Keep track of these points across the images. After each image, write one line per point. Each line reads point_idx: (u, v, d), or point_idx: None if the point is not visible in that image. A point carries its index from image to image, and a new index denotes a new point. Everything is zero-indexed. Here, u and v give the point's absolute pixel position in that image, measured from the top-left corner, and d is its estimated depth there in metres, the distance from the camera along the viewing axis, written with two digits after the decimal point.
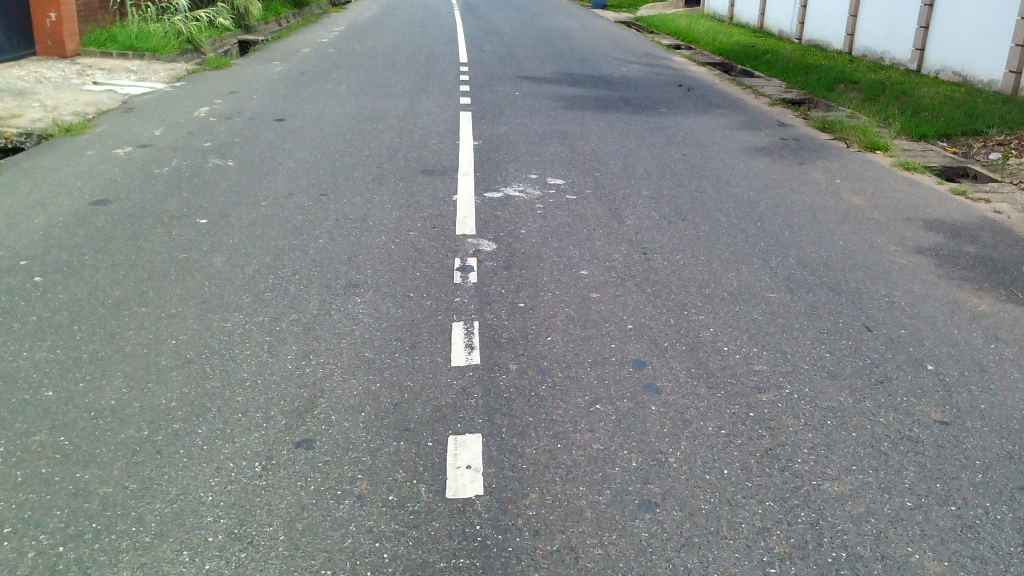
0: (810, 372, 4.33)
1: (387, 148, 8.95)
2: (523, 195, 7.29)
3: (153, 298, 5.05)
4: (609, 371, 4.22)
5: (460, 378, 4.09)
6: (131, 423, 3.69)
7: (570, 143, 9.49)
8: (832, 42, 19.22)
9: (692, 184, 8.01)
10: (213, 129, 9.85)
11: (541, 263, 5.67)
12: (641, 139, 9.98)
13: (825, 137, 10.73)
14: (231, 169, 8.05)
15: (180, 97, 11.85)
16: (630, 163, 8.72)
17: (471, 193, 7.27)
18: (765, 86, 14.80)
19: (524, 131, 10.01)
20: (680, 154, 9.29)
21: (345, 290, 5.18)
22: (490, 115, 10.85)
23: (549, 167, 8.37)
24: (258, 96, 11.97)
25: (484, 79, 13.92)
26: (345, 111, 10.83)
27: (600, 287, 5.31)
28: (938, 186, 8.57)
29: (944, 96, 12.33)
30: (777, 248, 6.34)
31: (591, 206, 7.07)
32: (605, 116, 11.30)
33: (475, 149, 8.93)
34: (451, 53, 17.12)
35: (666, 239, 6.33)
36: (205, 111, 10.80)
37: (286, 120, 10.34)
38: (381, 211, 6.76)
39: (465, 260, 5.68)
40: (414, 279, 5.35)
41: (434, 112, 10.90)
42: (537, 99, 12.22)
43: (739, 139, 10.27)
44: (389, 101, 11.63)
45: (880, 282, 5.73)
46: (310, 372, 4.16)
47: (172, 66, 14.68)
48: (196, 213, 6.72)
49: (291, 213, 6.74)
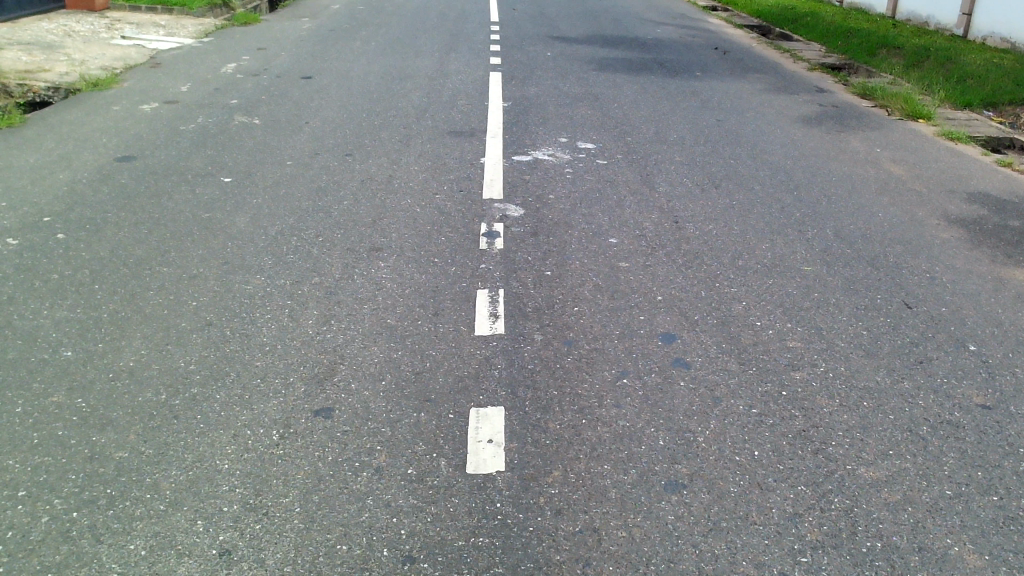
0: (846, 351, 4.17)
1: (415, 108, 8.79)
2: (553, 159, 7.13)
3: (175, 258, 4.98)
4: (637, 344, 4.09)
5: (483, 348, 3.99)
6: (149, 387, 3.63)
7: (601, 106, 9.27)
8: (875, 5, 18.63)
9: (727, 151, 7.79)
10: (241, 85, 9.75)
11: (569, 230, 5.52)
12: (674, 103, 9.73)
13: (866, 104, 10.41)
14: (257, 128, 7.95)
15: (208, 53, 11.74)
16: (663, 128, 8.50)
17: (498, 156, 7.12)
18: (804, 50, 14.39)
19: (555, 92, 9.80)
20: (715, 119, 9.04)
21: (368, 254, 5.07)
22: (521, 76, 10.62)
23: (579, 130, 8.17)
24: (286, 53, 11.83)
25: (515, 38, 13.65)
26: (373, 70, 10.67)
27: (629, 256, 5.16)
28: (982, 158, 8.28)
29: (991, 63, 11.90)
30: (813, 219, 6.13)
31: (621, 172, 6.89)
32: (638, 79, 11.03)
33: (504, 110, 8.74)
34: (482, 11, 16.84)
35: (698, 208, 6.15)
36: (232, 67, 10.70)
37: (313, 78, 10.21)
38: (407, 174, 6.63)
39: (492, 225, 5.55)
40: (438, 244, 5.24)
41: (463, 72, 10.69)
42: (569, 60, 11.96)
43: (776, 104, 9.97)
44: (418, 59, 11.45)
45: (921, 257, 5.52)
46: (331, 338, 4.07)
47: (200, 21, 14.57)
48: (221, 171, 6.64)
49: (316, 173, 6.64)
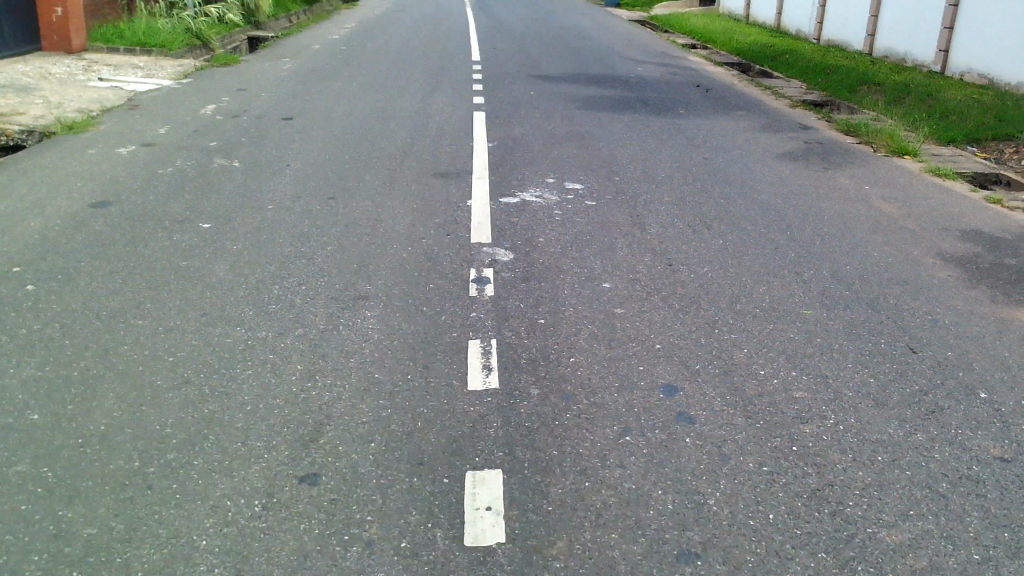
0: (855, 401, 4.00)
1: (398, 148, 8.65)
2: (540, 200, 6.99)
3: (151, 310, 4.76)
4: (638, 397, 3.91)
5: (477, 404, 3.79)
6: (121, 453, 3.39)
7: (587, 145, 9.18)
8: (852, 42, 18.84)
9: (716, 190, 7.69)
10: (220, 127, 9.59)
11: (561, 275, 5.35)
12: (660, 141, 9.66)
13: (850, 140, 10.39)
14: (237, 171, 7.76)
15: (187, 94, 11.59)
16: (650, 167, 8.40)
17: (485, 198, 6.97)
18: (785, 87, 14.45)
19: (540, 132, 9.70)
20: (702, 158, 8.96)
21: (354, 303, 4.87)
22: (504, 115, 10.53)
23: (567, 171, 8.06)
24: (267, 94, 11.71)
25: (497, 77, 13.62)
26: (355, 110, 10.55)
27: (624, 302, 5.00)
28: (971, 194, 8.23)
29: (972, 99, 11.97)
30: (809, 260, 6.01)
31: (611, 213, 6.76)
32: (622, 117, 10.98)
33: (490, 151, 8.62)
34: (463, 50, 16.84)
35: (691, 250, 6.01)
36: (212, 108, 10.54)
37: (294, 119, 10.07)
38: (393, 217, 6.46)
39: (481, 271, 5.37)
40: (427, 291, 5.05)
41: (446, 112, 10.59)
42: (552, 99, 11.90)
43: (761, 142, 9.93)
44: (400, 99, 11.35)
45: (921, 299, 5.40)
46: (316, 396, 3.86)
47: (179, 62, 14.46)
48: (200, 216, 6.44)
49: (298, 217, 6.45)
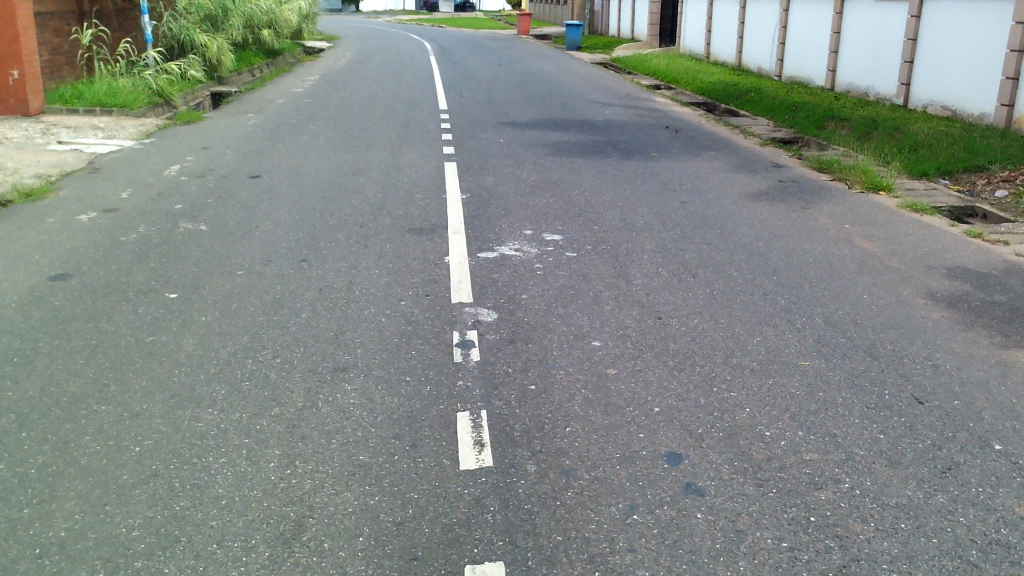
0: (867, 461, 3.81)
1: (370, 204, 8.44)
2: (520, 254, 6.80)
3: (114, 393, 4.45)
4: (642, 468, 3.68)
5: (472, 485, 3.54)
6: (83, 564, 3.09)
7: (562, 193, 9.04)
8: (814, 78, 19.08)
9: (697, 235, 7.56)
10: (185, 188, 9.33)
11: (548, 335, 5.14)
12: (635, 186, 9.56)
13: (824, 178, 10.37)
14: (204, 234, 7.50)
15: (150, 155, 11.32)
16: (627, 213, 8.27)
17: (463, 254, 6.77)
18: (753, 125, 14.51)
19: (513, 181, 9.56)
20: (679, 201, 8.86)
21: (333, 375, 4.61)
22: (476, 165, 10.39)
23: (544, 221, 7.90)
24: (232, 151, 11.48)
25: (466, 126, 13.52)
26: (323, 166, 10.35)
27: (616, 361, 4.79)
28: (950, 228, 8.19)
29: (939, 131, 12.06)
30: (799, 306, 5.86)
31: (593, 264, 6.59)
32: (594, 162, 10.89)
33: (464, 203, 8.45)
34: (430, 99, 16.77)
35: (679, 301, 5.84)
36: (175, 169, 10.28)
37: (261, 177, 9.83)
38: (368, 278, 6.22)
39: (464, 333, 5.14)
40: (409, 359, 4.80)
41: (417, 164, 10.43)
42: (523, 147, 11.81)
43: (736, 182, 9.87)
44: (369, 153, 11.18)
45: (917, 342, 5.26)
46: (297, 484, 3.58)
47: (141, 122, 14.20)
48: (165, 285, 6.15)
49: (269, 282, 6.19)
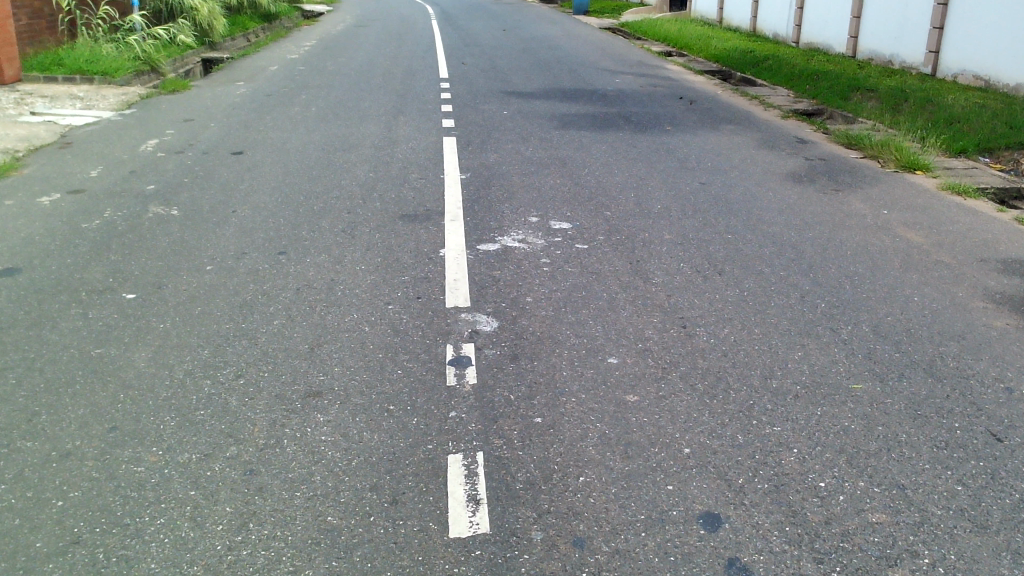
0: (949, 524, 3.12)
1: (360, 186, 7.70)
2: (524, 247, 6.07)
3: (44, 426, 3.76)
4: (673, 537, 3.00)
5: (465, 563, 2.86)
6: None
7: (570, 173, 8.28)
8: (834, 45, 18.13)
9: (721, 224, 6.82)
10: (160, 166, 8.58)
11: (556, 349, 4.43)
12: (649, 164, 8.79)
13: (854, 155, 9.58)
14: (174, 221, 6.77)
15: (128, 128, 10.56)
16: (643, 198, 7.52)
17: (460, 246, 6.05)
18: (772, 96, 13.66)
19: (517, 159, 8.80)
20: (698, 183, 8.10)
21: (303, 402, 3.92)
22: (477, 141, 9.61)
23: (551, 206, 7.16)
24: (216, 124, 10.71)
25: (467, 97, 12.70)
26: (313, 141, 9.58)
27: (636, 385, 4.09)
28: (999, 214, 7.42)
29: (975, 104, 11.23)
30: (842, 311, 5.14)
31: (606, 260, 5.86)
32: (605, 137, 10.10)
33: (463, 185, 7.71)
34: (430, 67, 15.91)
35: (706, 305, 5.12)
36: (153, 144, 9.52)
37: (244, 153, 9.08)
38: (353, 275, 5.51)
39: (459, 347, 4.44)
40: (394, 381, 4.11)
41: (414, 139, 9.66)
42: (528, 119, 11.02)
43: (759, 161, 9.10)
44: (362, 126, 10.41)
45: (984, 359, 4.55)
46: (250, 557, 2.91)
47: (123, 91, 13.40)
48: (123, 283, 5.45)
49: (241, 280, 5.48)
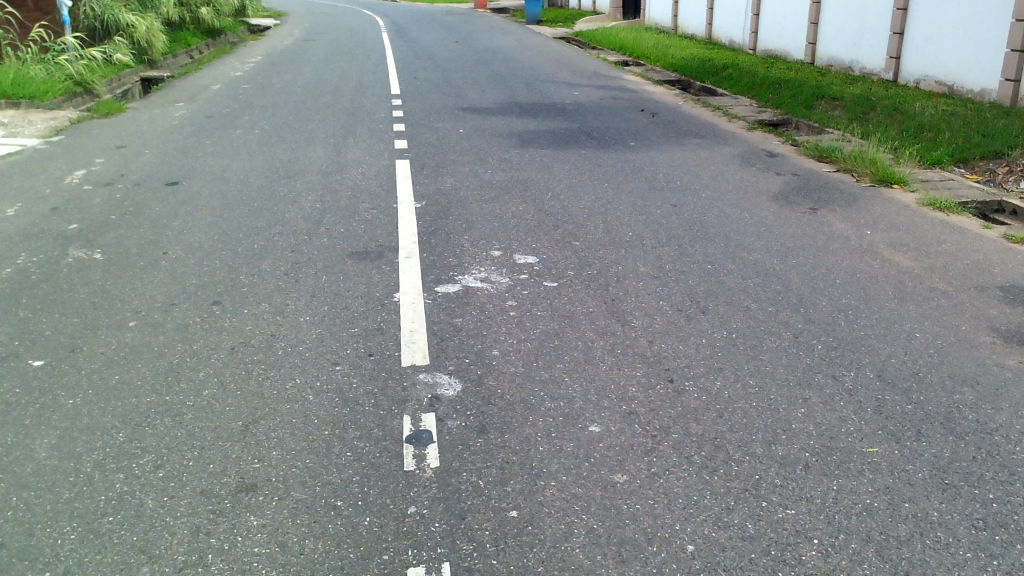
0: None
1: (306, 219, 7.08)
2: (487, 287, 5.51)
3: None
4: None
5: None
6: None
7: (533, 198, 7.75)
8: (792, 51, 17.89)
9: (698, 252, 6.32)
10: (86, 201, 7.86)
11: (530, 417, 3.87)
12: (616, 185, 8.29)
13: (826, 169, 9.20)
14: (96, 267, 6.08)
15: (54, 157, 9.76)
16: (612, 223, 7.01)
17: (416, 289, 5.46)
18: (735, 107, 13.30)
19: (476, 183, 8.25)
20: (669, 205, 7.61)
21: (234, 500, 3.30)
22: (432, 163, 9.03)
23: (515, 236, 6.61)
24: (150, 151, 9.98)
25: (420, 114, 12.10)
26: (255, 169, 8.91)
27: (624, 461, 3.54)
28: (986, 231, 7.05)
29: (943, 111, 10.95)
30: (842, 353, 4.65)
31: (578, 299, 5.32)
32: (568, 156, 9.58)
33: (418, 214, 7.12)
34: (382, 83, 15.30)
35: (693, 352, 4.60)
36: (79, 176, 8.77)
37: (179, 184, 8.38)
38: (297, 329, 4.89)
39: (418, 419, 3.85)
40: (343, 466, 3.50)
41: (365, 164, 9.04)
42: (485, 138, 10.47)
43: (730, 179, 8.67)
44: (309, 150, 9.77)
45: (1005, 407, 4.09)
46: None
47: (52, 115, 12.56)
48: (29, 346, 4.75)
49: (168, 338, 4.83)
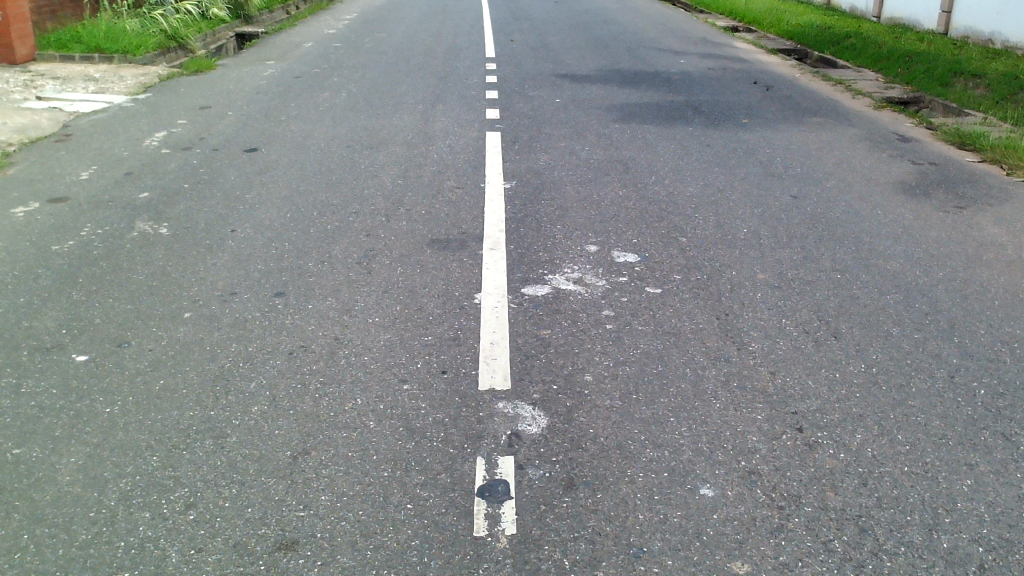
0: None
1: (386, 197, 6.52)
2: (581, 291, 4.84)
3: None
4: None
5: None
6: None
7: (635, 181, 7.00)
8: (923, 20, 16.37)
9: (824, 257, 5.49)
10: (161, 167, 7.50)
11: (629, 471, 3.20)
12: (728, 170, 7.45)
13: (970, 158, 8.12)
14: (161, 244, 5.67)
15: (137, 116, 9.48)
16: (724, 217, 6.21)
17: (501, 289, 4.83)
18: (859, 81, 12.11)
19: (571, 161, 7.54)
20: (789, 197, 6.75)
21: (271, 562, 2.77)
22: (525, 137, 8.35)
23: (613, 228, 5.90)
24: (234, 113, 9.60)
25: (515, 81, 11.38)
26: (338, 137, 8.40)
27: (746, 544, 2.85)
28: None
29: None
30: (1012, 402, 3.82)
31: (685, 312, 4.60)
32: (673, 133, 8.74)
33: (507, 197, 6.47)
34: (476, 45, 14.63)
35: (826, 390, 3.84)
36: (159, 138, 8.44)
37: (258, 151, 7.94)
38: (364, 334, 4.33)
39: (494, 465, 3.24)
40: (400, 525, 2.92)
41: (453, 134, 8.43)
42: (583, 109, 9.72)
43: (857, 168, 7.71)
44: (396, 117, 9.22)
45: None
46: None
47: (143, 71, 12.36)
48: (75, 338, 4.34)
49: (224, 336, 4.34)
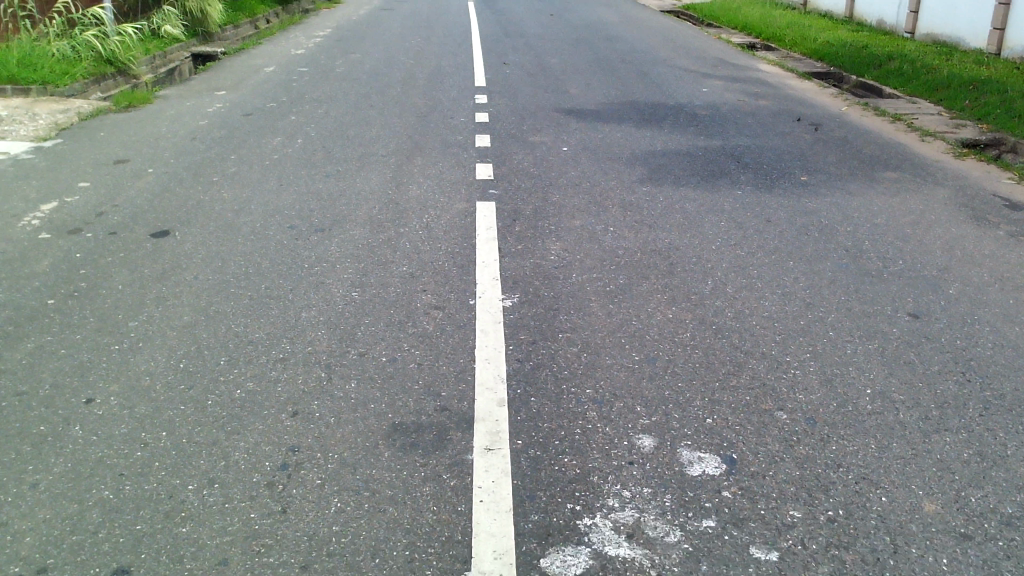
0: None
1: (333, 326, 4.48)
2: (643, 561, 2.82)
3: None
4: None
5: None
6: None
7: (686, 289, 5.00)
8: (969, 37, 14.47)
9: (1007, 451, 3.51)
10: (31, 263, 5.45)
11: None
12: (807, 265, 5.46)
13: None
14: None
15: (32, 175, 7.42)
16: (829, 361, 4.21)
17: (507, 562, 2.79)
18: (920, 116, 10.19)
19: (594, 252, 5.54)
20: (906, 317, 4.77)
21: None
22: (528, 209, 6.35)
23: (671, 391, 3.88)
24: (156, 170, 7.55)
25: (512, 120, 9.37)
26: (283, 210, 6.38)
27: None
28: None
29: None
30: None
31: None
32: (719, 200, 6.75)
33: (509, 327, 4.44)
34: (465, 71, 12.61)
35: None
36: (45, 212, 6.39)
37: (170, 235, 5.90)
38: None
39: None
40: None
41: (434, 206, 6.42)
42: (599, 162, 7.72)
43: (975, 255, 5.76)
44: (362, 176, 7.22)
45: None
46: None
47: (65, 105, 10.29)
48: None
49: None
